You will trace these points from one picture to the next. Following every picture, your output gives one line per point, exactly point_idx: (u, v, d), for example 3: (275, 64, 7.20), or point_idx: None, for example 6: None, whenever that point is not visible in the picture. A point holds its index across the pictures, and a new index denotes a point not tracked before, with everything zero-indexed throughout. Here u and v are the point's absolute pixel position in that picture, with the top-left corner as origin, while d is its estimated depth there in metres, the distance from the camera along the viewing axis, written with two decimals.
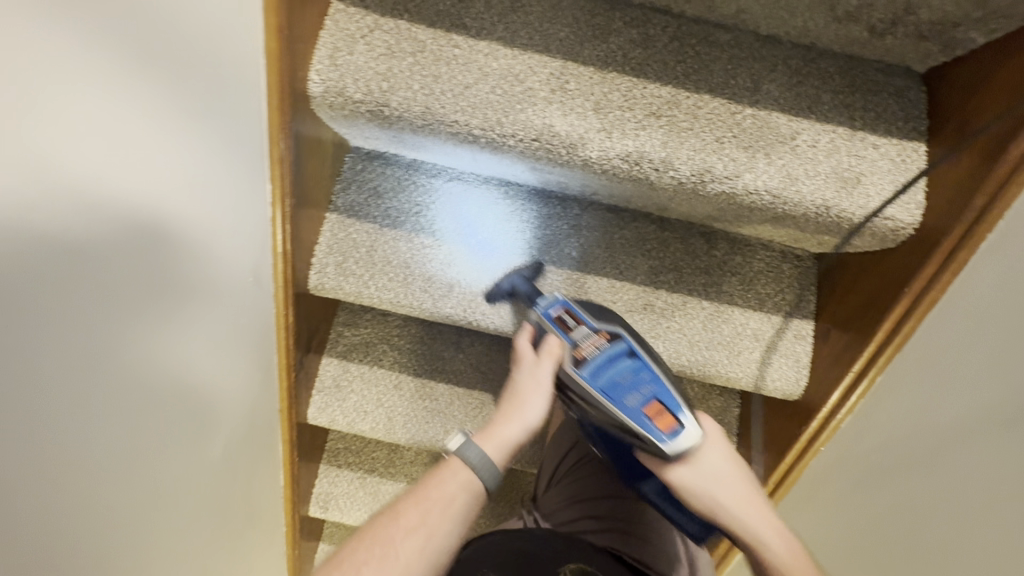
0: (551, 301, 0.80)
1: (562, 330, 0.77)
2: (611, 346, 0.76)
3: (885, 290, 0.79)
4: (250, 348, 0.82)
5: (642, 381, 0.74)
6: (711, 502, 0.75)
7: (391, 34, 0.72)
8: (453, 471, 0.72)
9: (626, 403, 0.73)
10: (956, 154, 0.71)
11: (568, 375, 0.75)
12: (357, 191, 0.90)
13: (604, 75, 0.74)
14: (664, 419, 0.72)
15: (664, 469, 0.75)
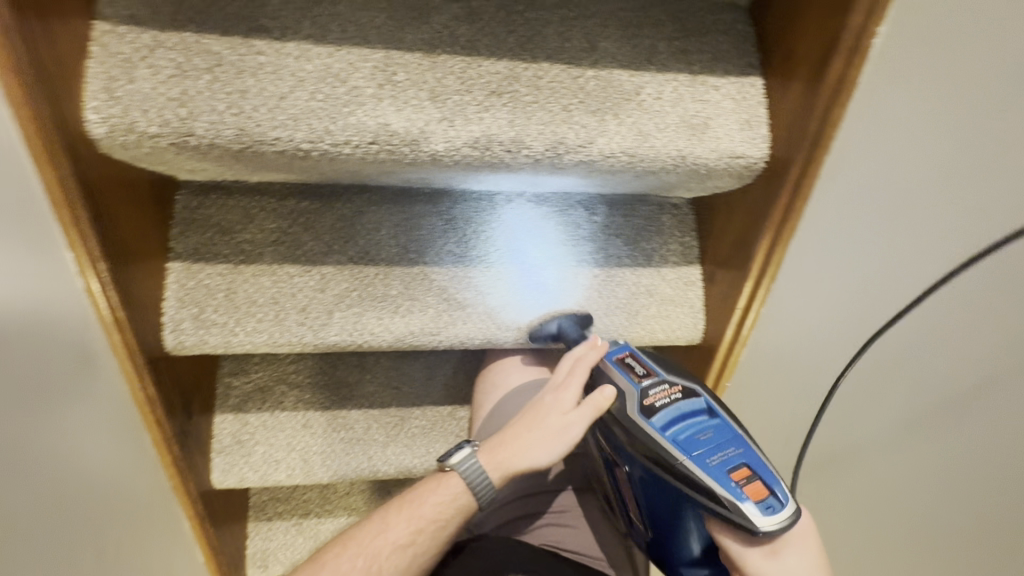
0: (619, 347, 0.76)
1: (627, 376, 0.71)
2: (686, 401, 0.68)
3: (753, 225, 0.82)
4: (110, 427, 0.73)
5: (726, 443, 0.65)
6: None
7: (178, 51, 0.62)
8: (450, 488, 0.71)
9: (708, 462, 0.63)
10: (788, 84, 0.73)
11: (631, 421, 0.68)
12: (200, 231, 0.80)
13: (434, 59, 0.68)
14: (753, 487, 0.61)
15: (737, 548, 0.62)
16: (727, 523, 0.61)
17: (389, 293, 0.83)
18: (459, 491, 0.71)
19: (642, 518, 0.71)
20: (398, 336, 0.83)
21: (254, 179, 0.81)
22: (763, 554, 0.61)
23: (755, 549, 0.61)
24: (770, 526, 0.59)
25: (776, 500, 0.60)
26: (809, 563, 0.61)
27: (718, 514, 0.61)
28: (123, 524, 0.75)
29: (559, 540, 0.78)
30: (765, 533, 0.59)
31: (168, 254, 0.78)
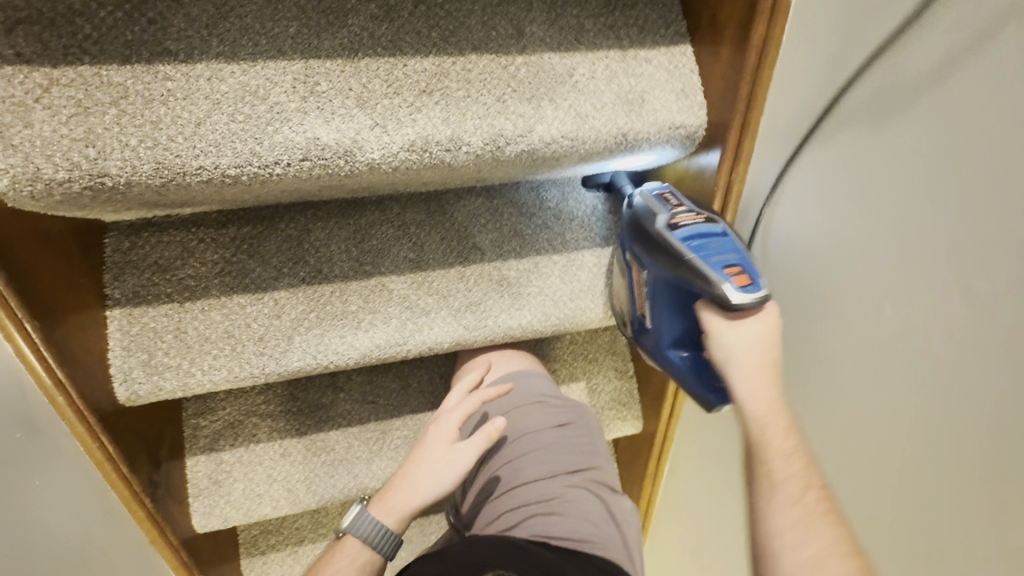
0: (658, 186, 0.78)
1: (662, 204, 0.74)
2: (708, 224, 0.69)
3: (701, 191, 0.83)
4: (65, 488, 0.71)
5: (730, 250, 0.66)
6: (725, 353, 0.62)
7: (77, 87, 0.58)
8: (349, 551, 0.71)
9: (709, 256, 0.65)
10: (716, 49, 0.74)
11: (657, 234, 0.70)
12: (136, 272, 0.75)
13: (356, 64, 0.65)
14: (741, 277, 0.62)
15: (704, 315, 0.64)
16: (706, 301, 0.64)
17: (348, 309, 0.81)
18: (358, 552, 0.71)
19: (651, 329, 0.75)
20: (365, 351, 0.81)
21: (187, 211, 0.77)
22: (724, 318, 0.62)
23: (720, 319, 0.63)
24: (744, 303, 0.61)
25: (755, 286, 0.61)
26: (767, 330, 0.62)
27: (705, 294, 0.64)
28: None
29: (547, 528, 0.74)
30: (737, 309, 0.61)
31: (105, 302, 0.73)
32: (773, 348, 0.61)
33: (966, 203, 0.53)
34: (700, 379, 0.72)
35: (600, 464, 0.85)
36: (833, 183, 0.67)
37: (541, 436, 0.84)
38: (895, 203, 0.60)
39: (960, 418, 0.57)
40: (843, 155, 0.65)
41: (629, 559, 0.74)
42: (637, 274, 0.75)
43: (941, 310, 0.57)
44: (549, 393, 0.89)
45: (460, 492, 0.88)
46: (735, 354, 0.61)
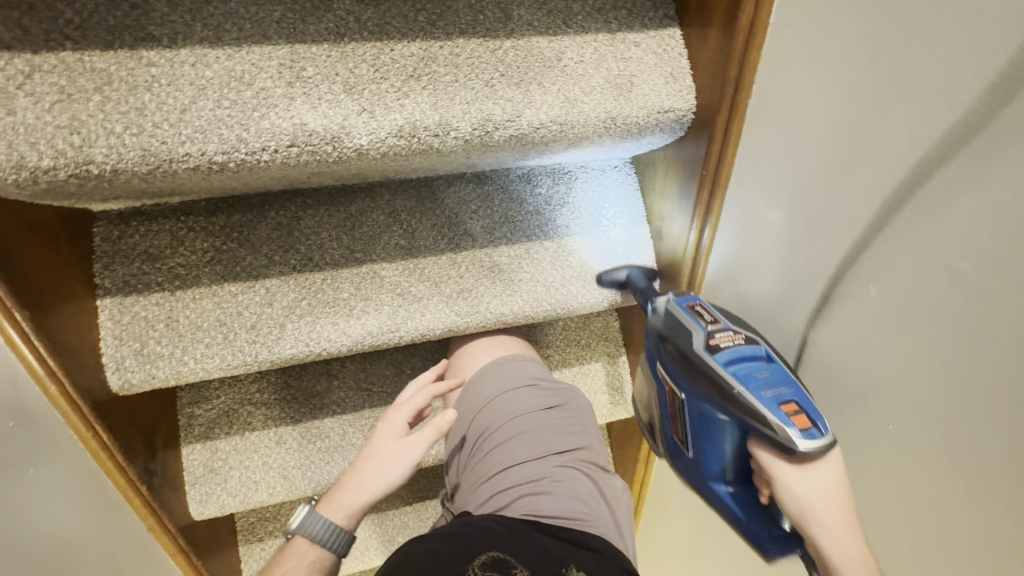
0: (687, 296, 0.76)
1: (695, 318, 0.71)
2: (749, 346, 0.68)
3: (691, 175, 0.83)
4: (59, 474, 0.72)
5: (781, 382, 0.65)
6: (797, 503, 0.60)
7: (59, 73, 0.57)
8: (298, 551, 0.76)
9: (762, 392, 0.63)
10: (705, 31, 0.74)
11: (699, 360, 0.68)
12: (126, 262, 0.75)
13: (342, 48, 0.65)
14: (799, 417, 0.61)
15: (772, 460, 0.62)
16: (764, 441, 0.62)
17: (340, 296, 0.81)
18: (308, 552, 0.76)
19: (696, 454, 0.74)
20: (357, 339, 0.81)
21: (176, 199, 0.77)
22: (792, 466, 0.60)
23: (787, 465, 0.61)
24: (810, 449, 0.59)
25: (818, 430, 0.60)
26: (838, 476, 0.59)
27: (765, 435, 0.62)
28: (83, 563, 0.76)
29: (536, 508, 0.76)
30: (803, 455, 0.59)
31: (95, 291, 0.73)
32: (846, 497, 0.59)
33: (936, 176, 0.53)
34: (753, 522, 0.71)
35: (590, 445, 0.86)
36: (804, 178, 0.68)
37: (532, 418, 0.85)
38: (863, 192, 0.61)
39: (936, 399, 0.56)
40: (812, 150, 0.66)
41: (618, 536, 0.77)
42: (672, 396, 0.73)
43: (912, 293, 0.57)
44: (540, 376, 0.90)
45: (454, 472, 0.89)
46: (809, 505, 0.59)
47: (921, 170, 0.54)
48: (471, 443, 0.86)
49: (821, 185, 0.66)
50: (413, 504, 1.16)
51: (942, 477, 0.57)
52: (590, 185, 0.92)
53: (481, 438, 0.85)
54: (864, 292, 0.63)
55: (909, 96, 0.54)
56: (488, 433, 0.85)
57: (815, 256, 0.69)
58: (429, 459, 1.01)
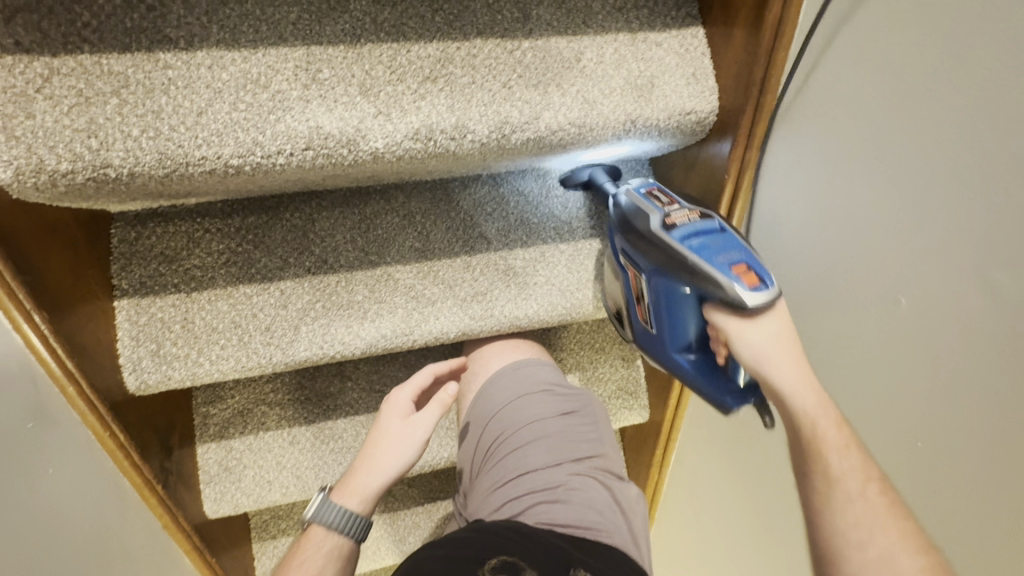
0: (643, 182, 0.75)
1: (652, 202, 0.70)
2: (704, 222, 0.66)
3: (712, 178, 0.81)
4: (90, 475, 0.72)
5: (732, 248, 0.63)
6: (755, 358, 0.59)
7: (77, 77, 0.57)
8: (315, 540, 0.74)
9: (714, 257, 0.62)
10: (729, 31, 0.72)
11: (654, 239, 0.67)
12: (143, 263, 0.75)
13: (358, 50, 0.64)
14: (749, 277, 0.60)
15: (723, 316, 0.61)
16: (718, 303, 0.61)
17: (354, 299, 0.80)
18: (324, 540, 0.74)
19: (656, 327, 0.72)
20: (371, 342, 0.80)
21: (192, 200, 0.77)
22: (743, 321, 0.60)
23: (737, 320, 0.60)
24: (758, 302, 0.58)
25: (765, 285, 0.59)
26: (786, 330, 0.59)
27: (717, 298, 0.61)
28: (126, 558, 0.77)
29: (551, 516, 0.75)
30: (751, 310, 0.59)
31: (112, 293, 0.74)
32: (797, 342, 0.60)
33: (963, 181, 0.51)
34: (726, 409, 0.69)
35: (604, 452, 0.85)
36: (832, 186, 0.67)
37: (547, 425, 0.84)
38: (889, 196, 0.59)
39: (946, 409, 0.56)
40: (840, 152, 0.65)
41: (633, 547, 0.76)
42: (633, 277, 0.72)
43: (927, 301, 0.57)
44: (554, 382, 0.89)
45: (467, 480, 0.88)
46: (764, 355, 0.58)
47: (943, 184, 0.53)
48: (484, 449, 0.86)
49: (846, 190, 0.65)
50: (424, 504, 1.16)
51: (949, 488, 0.57)
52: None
53: (496, 445, 0.84)
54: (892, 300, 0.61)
55: (941, 109, 0.53)
56: (502, 438, 0.84)
57: (833, 259, 0.68)
58: (441, 461, 1.01)
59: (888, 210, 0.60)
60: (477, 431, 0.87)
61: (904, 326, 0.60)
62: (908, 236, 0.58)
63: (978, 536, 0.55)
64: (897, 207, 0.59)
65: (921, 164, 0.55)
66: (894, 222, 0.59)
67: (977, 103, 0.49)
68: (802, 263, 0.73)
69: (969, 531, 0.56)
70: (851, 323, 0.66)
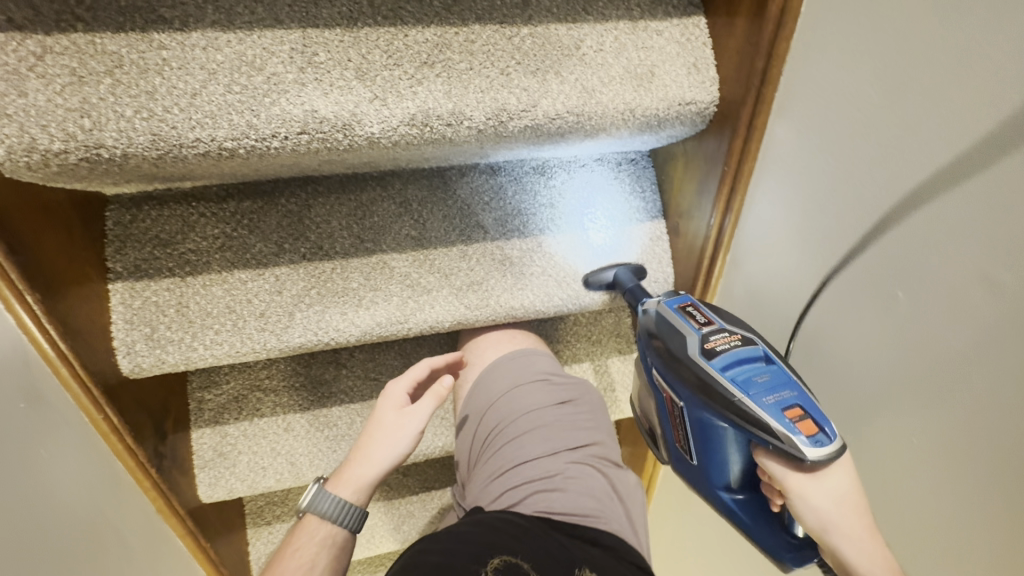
0: (677, 295, 0.72)
1: (687, 321, 0.68)
2: (745, 349, 0.64)
3: (711, 170, 0.80)
4: (83, 457, 0.73)
5: (783, 385, 0.61)
6: (817, 517, 0.57)
7: (70, 55, 0.57)
8: (309, 529, 0.74)
9: (763, 399, 0.60)
10: (731, 21, 0.71)
11: (692, 367, 0.64)
12: (137, 246, 0.75)
13: (355, 33, 0.63)
14: (806, 424, 0.58)
15: (783, 470, 0.59)
16: (771, 451, 0.59)
17: (349, 286, 0.80)
18: (318, 530, 0.74)
19: (695, 447, 0.71)
20: (366, 329, 0.80)
21: (188, 184, 0.77)
22: (805, 476, 0.57)
23: (795, 473, 0.57)
24: (817, 458, 0.56)
25: (825, 436, 0.57)
26: (852, 481, 0.57)
27: (770, 446, 0.58)
28: (122, 538, 0.78)
29: (548, 504, 0.76)
30: (811, 464, 0.56)
31: (107, 275, 0.74)
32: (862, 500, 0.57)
33: (964, 181, 0.51)
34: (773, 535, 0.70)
35: (602, 440, 0.85)
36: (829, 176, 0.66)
37: (544, 414, 0.84)
38: (886, 189, 0.59)
39: (945, 405, 0.57)
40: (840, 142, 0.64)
41: (631, 534, 0.76)
42: (670, 403, 0.70)
43: (925, 298, 0.57)
44: (551, 372, 0.88)
45: (464, 469, 0.89)
46: (827, 514, 0.56)
47: (942, 180, 0.53)
48: (481, 439, 0.86)
49: (843, 181, 0.64)
50: (418, 493, 1.16)
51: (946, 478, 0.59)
52: (597, 200, 0.89)
53: (493, 435, 0.84)
54: (892, 297, 0.60)
55: (940, 102, 0.52)
56: (500, 428, 0.84)
57: (829, 250, 0.68)
58: (436, 450, 1.01)
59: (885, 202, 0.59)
60: (474, 421, 0.87)
61: (902, 322, 0.60)
62: (906, 229, 0.57)
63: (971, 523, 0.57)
64: (896, 199, 0.58)
65: (921, 156, 0.55)
66: (892, 214, 0.59)
67: (977, 98, 0.49)
68: (800, 254, 0.72)
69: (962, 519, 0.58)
70: (848, 315, 0.66)
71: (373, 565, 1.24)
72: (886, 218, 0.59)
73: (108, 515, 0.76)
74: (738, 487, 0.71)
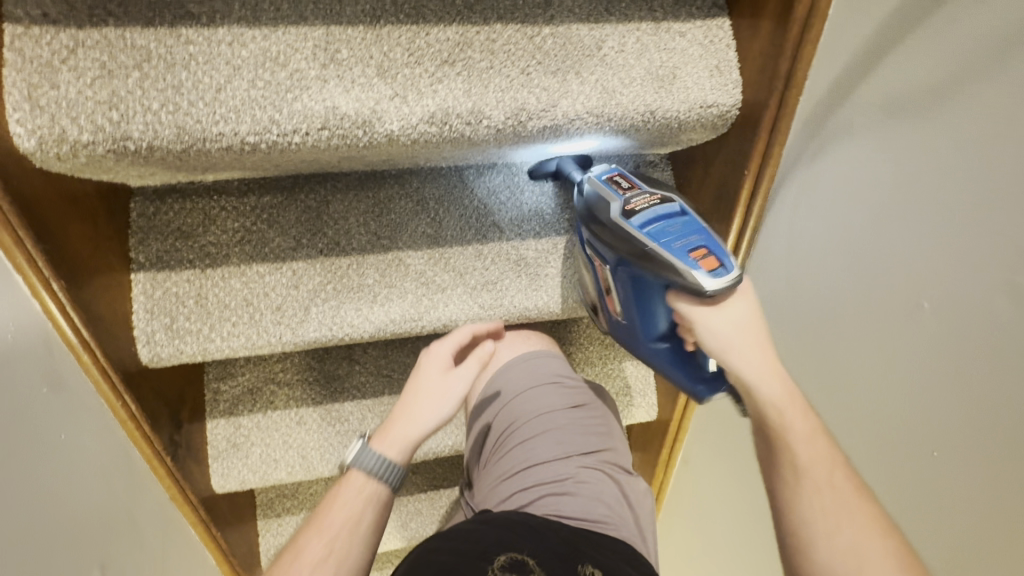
0: (607, 169, 0.73)
1: (612, 188, 0.69)
2: (664, 206, 0.65)
3: (731, 174, 0.79)
4: (106, 445, 0.74)
5: (692, 232, 0.62)
6: (716, 347, 0.59)
7: (101, 49, 0.58)
8: (353, 485, 0.68)
9: (672, 244, 0.61)
10: (756, 23, 0.70)
11: (615, 228, 0.66)
12: (160, 238, 0.77)
13: (378, 31, 0.64)
14: (709, 261, 0.59)
15: (684, 305, 0.60)
16: (679, 291, 0.61)
17: (364, 282, 0.81)
18: (364, 486, 0.68)
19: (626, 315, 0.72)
20: (380, 326, 0.81)
21: (210, 178, 0.78)
22: (705, 309, 0.59)
23: (699, 309, 0.59)
24: (716, 288, 0.57)
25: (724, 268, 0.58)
26: (751, 312, 0.59)
27: (675, 284, 0.60)
28: (140, 526, 0.79)
29: (558, 507, 0.75)
30: (711, 295, 0.58)
31: (129, 265, 0.75)
32: (762, 327, 0.59)
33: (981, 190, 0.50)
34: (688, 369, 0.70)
35: (612, 446, 0.85)
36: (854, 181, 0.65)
37: (555, 417, 0.84)
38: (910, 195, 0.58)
39: (949, 413, 0.55)
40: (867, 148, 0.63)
41: (640, 541, 0.76)
42: (600, 269, 0.73)
43: (947, 303, 0.55)
44: (564, 375, 0.88)
45: (474, 469, 0.89)
46: (727, 341, 0.58)
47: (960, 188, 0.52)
48: (492, 439, 0.86)
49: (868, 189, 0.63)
50: (426, 491, 1.16)
51: (944, 493, 0.57)
52: None
53: (504, 436, 0.85)
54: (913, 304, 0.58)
55: (969, 108, 0.51)
56: (512, 429, 0.84)
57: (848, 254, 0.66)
58: (445, 448, 1.01)
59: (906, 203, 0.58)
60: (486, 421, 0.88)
61: (914, 328, 0.58)
62: (927, 233, 0.56)
63: (967, 540, 0.54)
64: (917, 203, 0.57)
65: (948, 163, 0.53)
66: (916, 219, 0.57)
67: (1004, 105, 0.48)
68: (817, 262, 0.71)
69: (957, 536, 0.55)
70: (864, 319, 0.65)
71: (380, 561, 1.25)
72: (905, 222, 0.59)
73: (128, 502, 0.77)
74: (666, 338, 0.71)
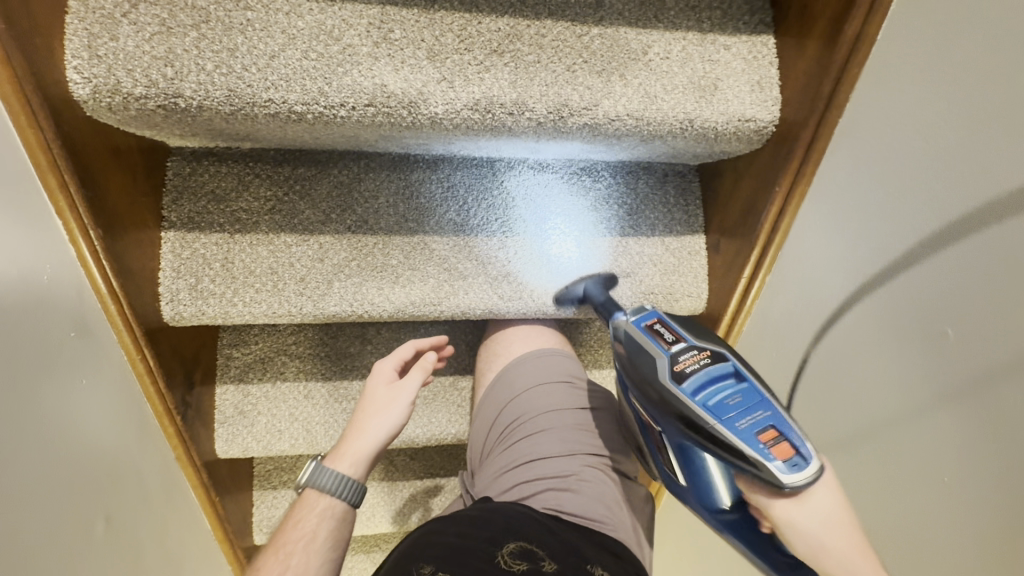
0: (643, 313, 0.69)
1: (656, 341, 0.65)
2: (715, 366, 0.61)
3: (761, 193, 0.80)
4: (118, 402, 0.74)
5: (756, 406, 0.58)
6: (804, 545, 0.52)
7: (162, 6, 0.60)
8: (308, 503, 0.73)
9: (737, 423, 0.56)
10: (801, 43, 0.71)
11: (664, 391, 0.61)
12: (193, 199, 0.78)
13: (431, 15, 0.65)
14: (781, 447, 0.54)
15: (761, 501, 0.54)
16: (755, 482, 0.54)
17: (388, 262, 0.81)
18: (320, 505, 0.73)
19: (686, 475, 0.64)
20: (399, 306, 0.81)
21: (248, 145, 0.79)
22: (789, 503, 0.53)
23: (777, 500, 0.53)
24: (798, 483, 0.52)
25: (803, 459, 0.53)
26: (837, 507, 0.52)
27: (745, 474, 0.55)
28: (144, 484, 0.79)
29: (559, 503, 0.77)
30: (790, 490, 0.52)
31: (161, 223, 0.76)
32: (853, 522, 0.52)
33: (998, 219, 0.53)
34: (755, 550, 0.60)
35: (618, 449, 0.86)
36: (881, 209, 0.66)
37: (563, 415, 0.85)
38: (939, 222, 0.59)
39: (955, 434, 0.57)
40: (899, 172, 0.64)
41: (636, 544, 0.77)
42: (651, 429, 0.66)
43: (967, 335, 0.56)
44: (576, 375, 0.89)
45: (474, 459, 0.89)
46: (813, 535, 0.51)
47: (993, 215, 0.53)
48: (498, 431, 0.86)
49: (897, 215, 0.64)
50: (423, 479, 1.17)
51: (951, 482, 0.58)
52: (560, 199, 0.87)
53: (512, 430, 0.85)
54: (937, 333, 0.59)
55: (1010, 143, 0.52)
56: (518, 423, 0.85)
57: (872, 280, 0.67)
58: (448, 437, 1.01)
59: (933, 240, 0.60)
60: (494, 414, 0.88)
61: (938, 357, 0.59)
62: (945, 265, 0.58)
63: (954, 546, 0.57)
64: (943, 237, 0.59)
65: (986, 196, 0.55)
66: (935, 254, 0.59)
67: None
68: (840, 284, 0.72)
69: (944, 523, 0.58)
70: (880, 344, 0.66)
71: (368, 544, 1.25)
72: (928, 249, 0.60)
73: (135, 459, 0.77)
74: (731, 510, 0.61)
